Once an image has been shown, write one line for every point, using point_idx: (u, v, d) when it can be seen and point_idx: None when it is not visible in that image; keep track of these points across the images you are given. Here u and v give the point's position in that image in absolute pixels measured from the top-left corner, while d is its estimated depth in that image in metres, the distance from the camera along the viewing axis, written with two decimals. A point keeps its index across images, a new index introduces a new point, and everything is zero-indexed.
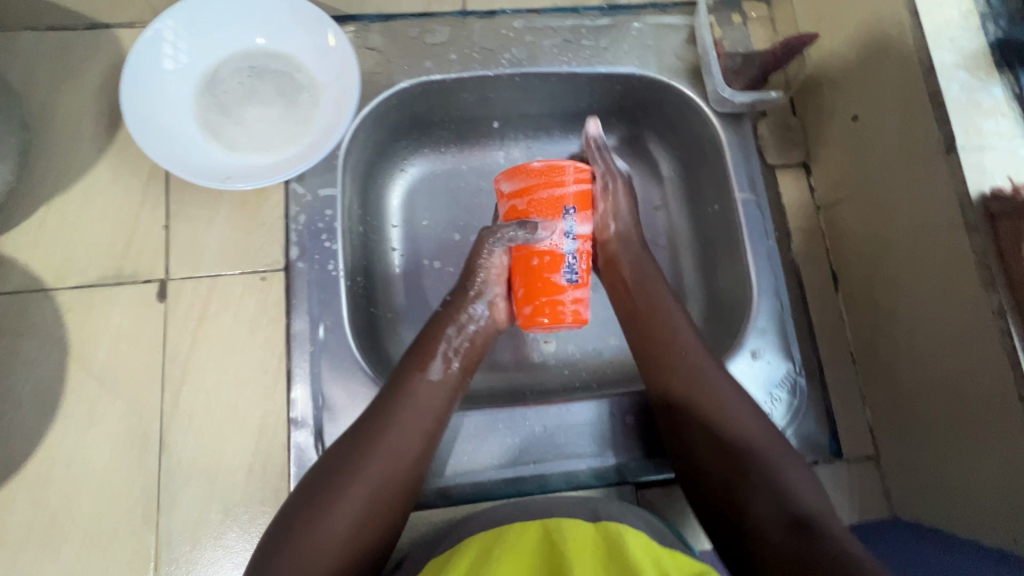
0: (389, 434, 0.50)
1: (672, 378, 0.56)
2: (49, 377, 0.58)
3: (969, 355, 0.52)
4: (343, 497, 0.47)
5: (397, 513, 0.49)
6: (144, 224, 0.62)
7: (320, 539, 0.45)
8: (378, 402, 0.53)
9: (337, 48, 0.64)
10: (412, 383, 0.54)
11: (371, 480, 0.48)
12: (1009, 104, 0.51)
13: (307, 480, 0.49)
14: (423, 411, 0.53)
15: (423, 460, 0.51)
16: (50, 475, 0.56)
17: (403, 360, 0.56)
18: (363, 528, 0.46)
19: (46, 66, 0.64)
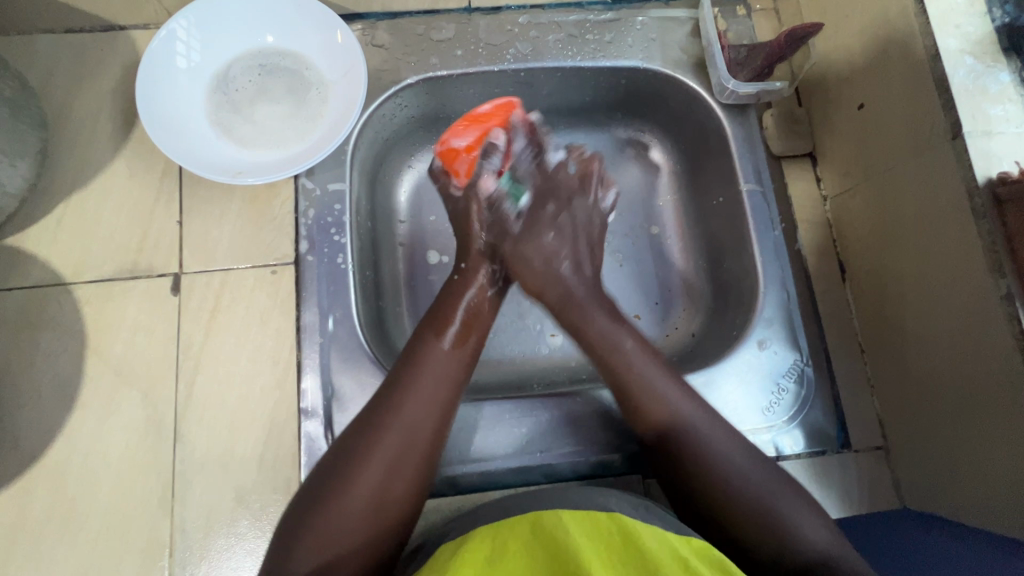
0: (406, 404, 0.51)
1: (656, 414, 0.54)
2: (68, 369, 0.60)
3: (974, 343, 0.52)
4: (363, 471, 0.48)
5: (418, 482, 0.50)
6: (158, 220, 0.64)
7: (343, 512, 0.46)
8: (397, 371, 0.54)
9: (344, 45, 0.65)
10: (427, 355, 0.55)
11: (389, 452, 0.49)
12: (1016, 89, 0.51)
13: (331, 451, 0.50)
14: (439, 380, 0.53)
15: (442, 427, 0.52)
16: (69, 464, 0.58)
17: (418, 331, 0.57)
18: (385, 499, 0.48)
19: (64, 67, 0.66)
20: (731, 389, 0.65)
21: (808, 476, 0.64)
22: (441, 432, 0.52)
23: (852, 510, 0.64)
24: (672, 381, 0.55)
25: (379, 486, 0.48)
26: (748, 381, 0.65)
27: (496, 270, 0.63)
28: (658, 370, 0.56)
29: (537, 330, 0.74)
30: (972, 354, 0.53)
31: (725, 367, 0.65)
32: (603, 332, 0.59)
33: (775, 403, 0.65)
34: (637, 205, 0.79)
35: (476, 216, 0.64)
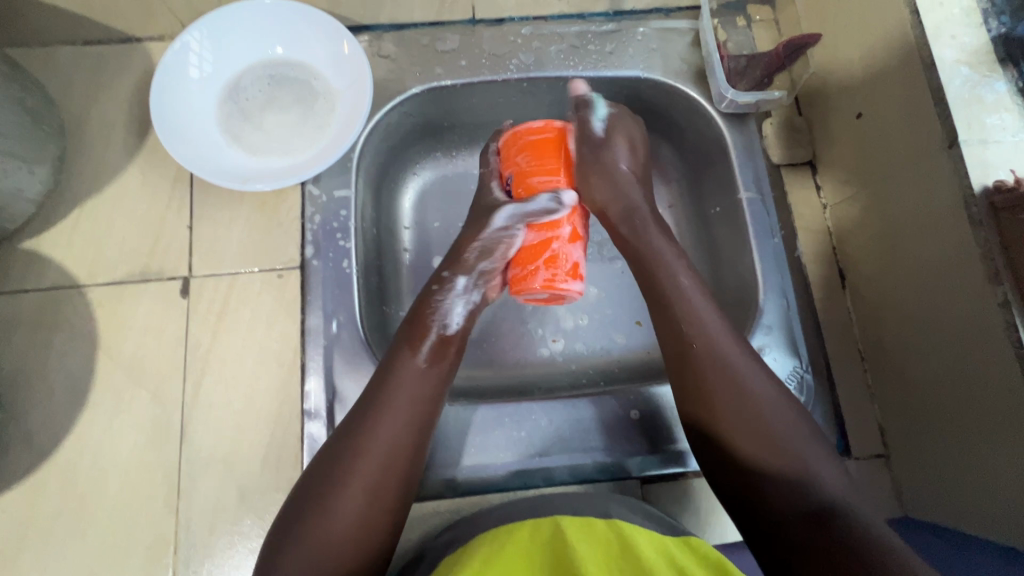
0: (379, 429, 0.51)
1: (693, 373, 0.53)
2: (79, 368, 0.61)
3: (972, 342, 0.52)
4: (338, 500, 0.48)
5: (396, 500, 0.50)
6: (170, 225, 0.66)
7: (324, 536, 0.47)
8: (370, 393, 0.54)
9: (351, 55, 0.67)
10: (401, 372, 0.54)
11: (365, 473, 0.49)
12: (1012, 98, 0.51)
13: (302, 484, 0.51)
14: (413, 397, 0.53)
15: (416, 444, 0.52)
16: (80, 461, 0.59)
17: (393, 347, 0.57)
18: (365, 521, 0.48)
19: (82, 77, 0.69)
20: None
21: None
22: (418, 448, 0.52)
23: None
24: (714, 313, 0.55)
25: (358, 515, 0.48)
26: None
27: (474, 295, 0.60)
28: (701, 300, 0.56)
29: (539, 335, 0.75)
30: (972, 367, 0.53)
31: None
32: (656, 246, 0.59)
33: None
34: None
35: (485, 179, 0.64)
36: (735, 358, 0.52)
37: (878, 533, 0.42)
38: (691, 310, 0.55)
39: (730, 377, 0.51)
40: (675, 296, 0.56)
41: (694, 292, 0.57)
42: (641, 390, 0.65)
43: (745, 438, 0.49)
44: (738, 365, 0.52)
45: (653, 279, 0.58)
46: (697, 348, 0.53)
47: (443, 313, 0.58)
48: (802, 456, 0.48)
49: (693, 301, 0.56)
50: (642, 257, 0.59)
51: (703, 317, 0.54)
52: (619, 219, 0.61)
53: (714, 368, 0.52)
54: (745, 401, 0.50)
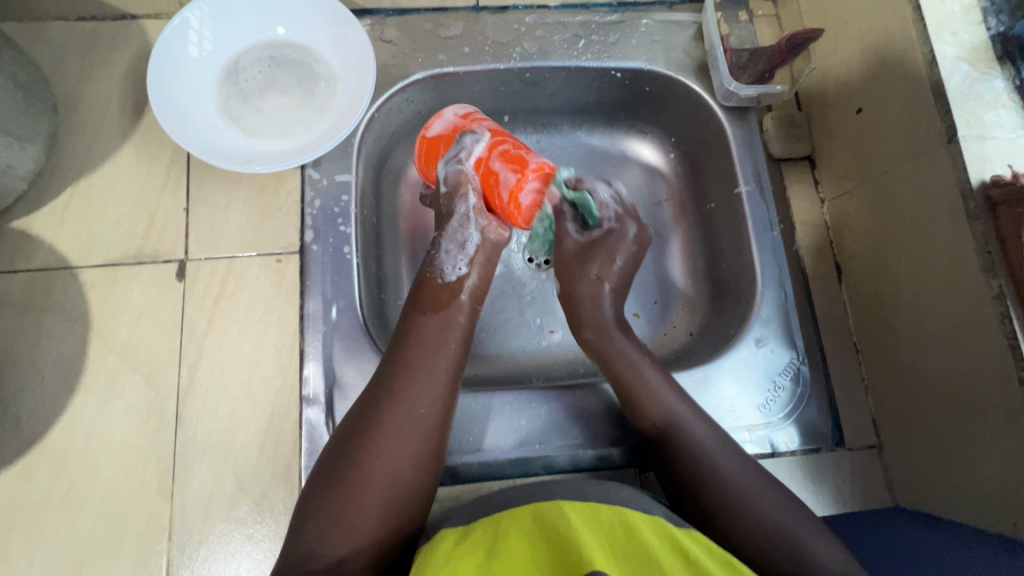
0: (412, 380, 0.51)
1: (651, 413, 0.57)
2: (72, 351, 0.60)
3: (964, 328, 0.54)
4: (377, 448, 0.48)
5: (432, 454, 0.50)
6: (165, 206, 0.64)
7: (363, 492, 0.46)
8: (396, 348, 0.54)
9: (354, 39, 0.66)
10: (426, 331, 0.55)
11: (399, 423, 0.49)
12: (1010, 96, 0.52)
13: (339, 437, 0.51)
14: (439, 351, 0.54)
15: (449, 397, 0.52)
16: (71, 445, 0.58)
17: (409, 308, 0.58)
18: (402, 476, 0.48)
19: (75, 53, 0.67)
20: (728, 386, 0.66)
21: (802, 473, 0.66)
22: (450, 407, 0.53)
23: (845, 507, 0.65)
24: (662, 378, 0.59)
25: (393, 463, 0.48)
26: (745, 378, 0.66)
27: (460, 276, 0.60)
28: (648, 364, 0.60)
29: (537, 325, 0.75)
30: (964, 355, 0.54)
31: (723, 365, 0.66)
32: (623, 352, 0.61)
33: (772, 400, 0.66)
34: (637, 205, 0.80)
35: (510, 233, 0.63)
36: (681, 409, 0.57)
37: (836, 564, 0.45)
38: (639, 373, 0.59)
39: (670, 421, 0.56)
40: (624, 364, 0.60)
41: (645, 363, 0.60)
42: None
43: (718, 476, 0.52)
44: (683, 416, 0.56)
45: (615, 366, 0.61)
46: (638, 396, 0.58)
47: (440, 264, 0.60)
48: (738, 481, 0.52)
49: (637, 364, 0.60)
50: (609, 363, 0.61)
51: (638, 364, 0.60)
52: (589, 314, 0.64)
53: (658, 412, 0.57)
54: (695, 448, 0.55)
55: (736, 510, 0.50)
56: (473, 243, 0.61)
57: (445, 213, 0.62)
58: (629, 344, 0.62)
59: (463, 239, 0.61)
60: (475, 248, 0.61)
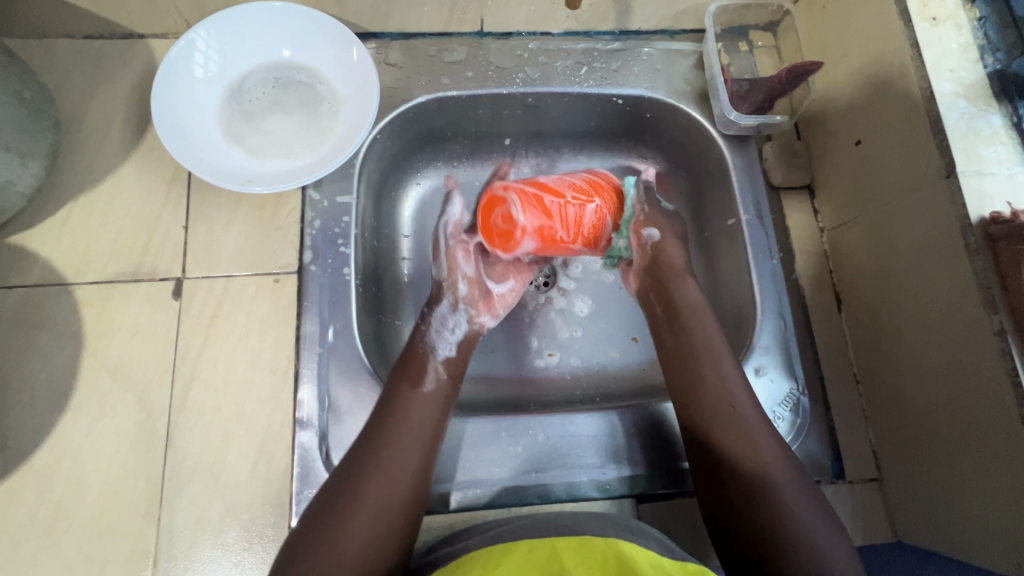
0: (385, 455, 0.51)
1: (761, 430, 0.54)
2: (64, 369, 0.59)
3: (967, 387, 0.53)
4: (351, 518, 0.47)
5: (403, 528, 0.49)
6: (164, 225, 0.64)
7: (338, 557, 0.45)
8: (375, 417, 0.54)
9: (359, 63, 0.66)
10: (405, 402, 0.56)
11: (374, 496, 0.49)
12: (1007, 132, 0.54)
13: (313, 506, 0.49)
14: (416, 426, 0.54)
15: (423, 474, 0.53)
16: (58, 466, 0.57)
17: (392, 377, 0.58)
18: (376, 542, 0.47)
19: (81, 71, 0.67)
20: None
21: None
22: (422, 479, 0.53)
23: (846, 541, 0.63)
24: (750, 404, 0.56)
25: (367, 536, 0.47)
26: None
27: (449, 351, 0.62)
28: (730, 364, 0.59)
29: (534, 347, 0.75)
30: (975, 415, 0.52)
31: None
32: (695, 313, 0.62)
33: None
34: None
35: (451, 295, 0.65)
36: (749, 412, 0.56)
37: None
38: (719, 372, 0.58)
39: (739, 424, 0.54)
40: (703, 351, 0.59)
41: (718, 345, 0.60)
42: (638, 409, 0.65)
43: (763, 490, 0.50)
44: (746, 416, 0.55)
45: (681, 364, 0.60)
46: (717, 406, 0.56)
47: (432, 342, 0.62)
48: (780, 486, 0.51)
49: (719, 367, 0.58)
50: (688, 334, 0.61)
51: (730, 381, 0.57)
52: (670, 272, 0.65)
53: (731, 425, 0.55)
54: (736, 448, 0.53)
55: (764, 494, 0.50)
56: (462, 328, 0.65)
57: (436, 295, 0.65)
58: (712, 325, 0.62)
59: (453, 324, 0.64)
60: (464, 332, 0.65)
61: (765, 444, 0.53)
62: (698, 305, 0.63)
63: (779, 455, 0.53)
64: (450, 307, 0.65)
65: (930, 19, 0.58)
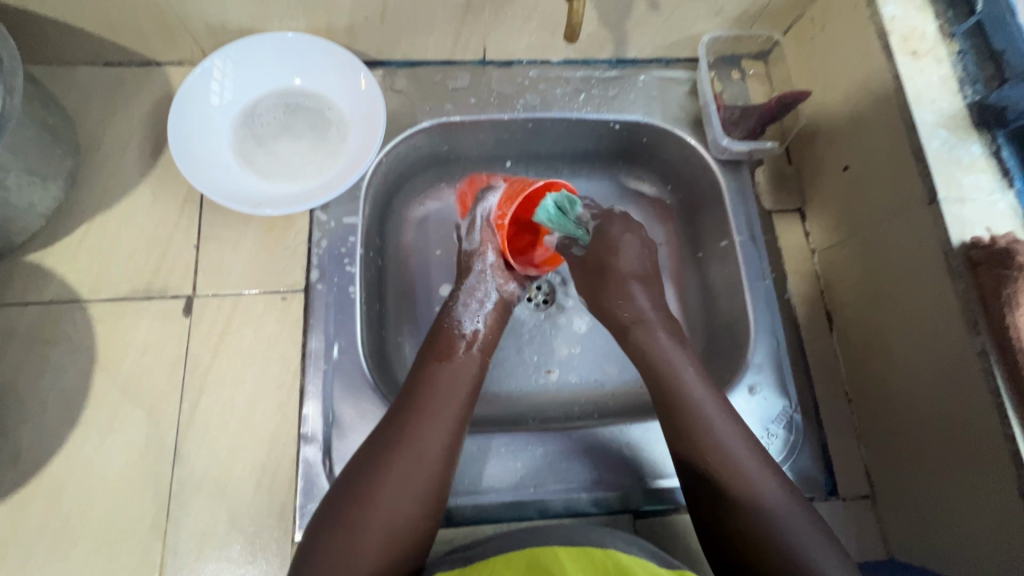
0: (420, 429, 0.54)
1: (740, 454, 0.54)
2: (76, 384, 0.61)
3: (953, 406, 0.55)
4: (382, 490, 0.50)
5: (432, 501, 0.51)
6: (176, 244, 0.66)
7: (370, 518, 0.48)
8: (408, 392, 0.57)
9: (367, 90, 0.69)
10: (436, 376, 0.58)
11: (404, 469, 0.51)
12: (986, 161, 0.57)
13: (343, 481, 0.52)
14: (447, 402, 0.56)
15: (454, 449, 0.54)
16: (68, 478, 0.58)
17: (425, 353, 0.61)
18: (396, 538, 0.48)
19: (100, 96, 0.70)
20: None
21: None
22: (453, 453, 0.54)
23: None
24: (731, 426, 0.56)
25: (399, 506, 0.49)
26: None
27: (475, 326, 0.65)
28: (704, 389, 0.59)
29: (534, 363, 0.77)
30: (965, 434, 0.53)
31: None
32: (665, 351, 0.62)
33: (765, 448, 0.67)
34: None
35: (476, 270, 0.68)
36: (722, 431, 0.56)
37: None
38: (699, 408, 0.57)
39: (712, 442, 0.55)
40: (675, 382, 0.59)
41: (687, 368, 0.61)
42: (633, 426, 0.66)
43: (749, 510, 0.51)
44: (723, 436, 0.55)
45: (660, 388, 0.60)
46: (703, 441, 0.55)
47: (459, 315, 0.65)
48: (772, 511, 0.50)
49: (696, 395, 0.58)
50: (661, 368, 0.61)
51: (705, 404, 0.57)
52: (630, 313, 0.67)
53: (712, 452, 0.55)
54: (720, 465, 0.54)
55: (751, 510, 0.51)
56: (491, 297, 0.67)
57: (464, 269, 0.69)
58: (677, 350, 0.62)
59: (482, 294, 0.67)
60: (493, 304, 0.67)
61: (752, 469, 0.53)
62: (669, 351, 0.62)
63: (769, 475, 0.53)
64: (476, 282, 0.68)
65: (911, 52, 0.61)
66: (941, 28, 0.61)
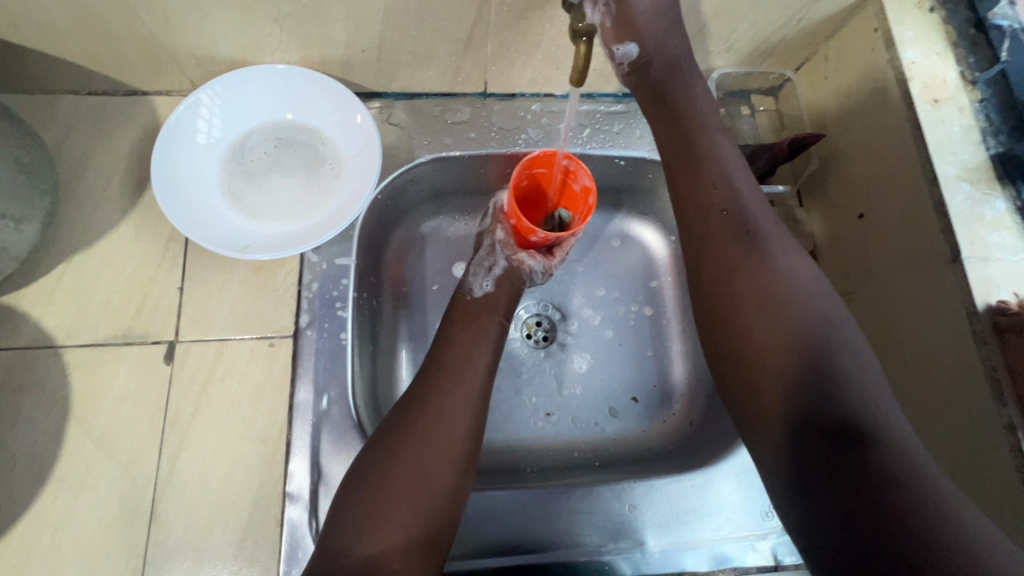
0: (446, 389, 0.55)
1: (793, 278, 0.51)
2: (47, 437, 0.57)
3: (971, 474, 0.52)
4: (412, 446, 0.51)
5: (463, 462, 0.52)
6: (159, 286, 0.63)
7: (403, 472, 0.49)
8: (433, 360, 0.59)
9: (362, 125, 0.66)
10: (461, 341, 0.60)
11: (435, 421, 0.53)
12: (1010, 217, 0.54)
13: (367, 449, 0.52)
14: (471, 363, 0.58)
15: (480, 412, 0.56)
16: (38, 539, 0.55)
17: (449, 321, 0.64)
18: (429, 493, 0.49)
19: (82, 129, 0.67)
20: (729, 491, 0.63)
21: None
22: (478, 423, 0.55)
23: None
24: (779, 234, 0.55)
25: (429, 462, 0.50)
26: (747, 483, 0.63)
27: (486, 287, 0.68)
28: (753, 199, 0.56)
29: (532, 406, 0.73)
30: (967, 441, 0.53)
31: (721, 467, 0.64)
32: (706, 144, 0.59)
33: None
34: (635, 284, 0.80)
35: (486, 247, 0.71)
36: (776, 245, 0.53)
37: (915, 464, 0.41)
38: (757, 230, 0.54)
39: (771, 271, 0.52)
40: (727, 197, 0.56)
41: (743, 183, 0.57)
42: (637, 483, 0.62)
43: (813, 342, 0.47)
44: (777, 254, 0.53)
45: (706, 214, 0.56)
46: (755, 264, 0.52)
47: (469, 284, 0.68)
48: (828, 346, 0.47)
49: (742, 198, 0.56)
50: (702, 171, 0.57)
51: (753, 213, 0.55)
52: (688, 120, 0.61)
53: (766, 284, 0.51)
54: (781, 290, 0.51)
55: (808, 343, 0.47)
56: (499, 267, 0.69)
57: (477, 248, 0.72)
58: (737, 164, 0.58)
59: (490, 264, 0.70)
60: (501, 271, 0.69)
61: (805, 281, 0.51)
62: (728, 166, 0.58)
63: (819, 284, 0.51)
64: (489, 253, 0.70)
65: (931, 99, 0.58)
66: (962, 75, 0.59)
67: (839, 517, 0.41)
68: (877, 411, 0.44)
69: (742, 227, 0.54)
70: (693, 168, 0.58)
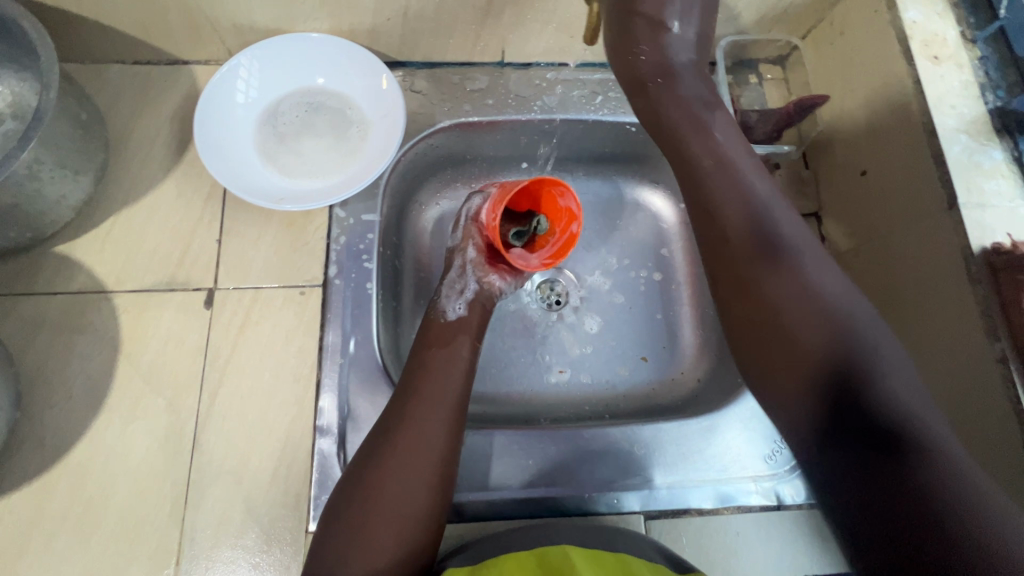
0: (416, 414, 0.57)
1: (795, 258, 0.55)
2: (100, 371, 0.62)
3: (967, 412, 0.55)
4: (384, 476, 0.53)
5: (439, 486, 0.54)
6: (200, 238, 0.68)
7: (378, 501, 0.52)
8: (406, 380, 0.60)
9: (389, 91, 0.70)
10: (435, 364, 0.61)
11: (405, 451, 0.54)
12: (1008, 166, 0.56)
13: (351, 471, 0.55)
14: (444, 387, 0.60)
15: (454, 437, 0.57)
16: (92, 463, 0.60)
17: (421, 347, 0.64)
18: (405, 518, 0.52)
19: (129, 95, 0.72)
20: (734, 436, 0.66)
21: (809, 529, 0.64)
22: (452, 443, 0.57)
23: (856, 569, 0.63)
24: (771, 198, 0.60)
25: (402, 491, 0.52)
26: (751, 429, 0.66)
27: (459, 309, 0.68)
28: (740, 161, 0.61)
29: (545, 363, 0.77)
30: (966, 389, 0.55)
31: (727, 415, 0.67)
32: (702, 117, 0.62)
33: (777, 452, 0.66)
34: (643, 250, 0.83)
35: (457, 266, 0.71)
36: (775, 215, 0.58)
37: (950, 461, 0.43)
38: (740, 193, 0.59)
39: (778, 247, 0.56)
40: (727, 166, 0.60)
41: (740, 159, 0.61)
42: (646, 426, 0.66)
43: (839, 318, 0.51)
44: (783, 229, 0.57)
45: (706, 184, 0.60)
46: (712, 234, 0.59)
47: (443, 306, 0.68)
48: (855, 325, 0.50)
49: (707, 164, 0.60)
50: (681, 151, 0.62)
51: (750, 187, 0.59)
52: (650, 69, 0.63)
53: (762, 256, 0.56)
54: (788, 260, 0.55)
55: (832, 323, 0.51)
56: (472, 289, 0.69)
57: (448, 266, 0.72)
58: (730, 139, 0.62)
59: (462, 286, 0.70)
60: (474, 293, 0.69)
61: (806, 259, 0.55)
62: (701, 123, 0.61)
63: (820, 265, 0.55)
64: (460, 274, 0.70)
65: (931, 58, 0.61)
66: (962, 34, 0.61)
67: (862, 499, 0.44)
68: (916, 415, 0.45)
69: (743, 195, 0.58)
70: (677, 140, 0.62)
